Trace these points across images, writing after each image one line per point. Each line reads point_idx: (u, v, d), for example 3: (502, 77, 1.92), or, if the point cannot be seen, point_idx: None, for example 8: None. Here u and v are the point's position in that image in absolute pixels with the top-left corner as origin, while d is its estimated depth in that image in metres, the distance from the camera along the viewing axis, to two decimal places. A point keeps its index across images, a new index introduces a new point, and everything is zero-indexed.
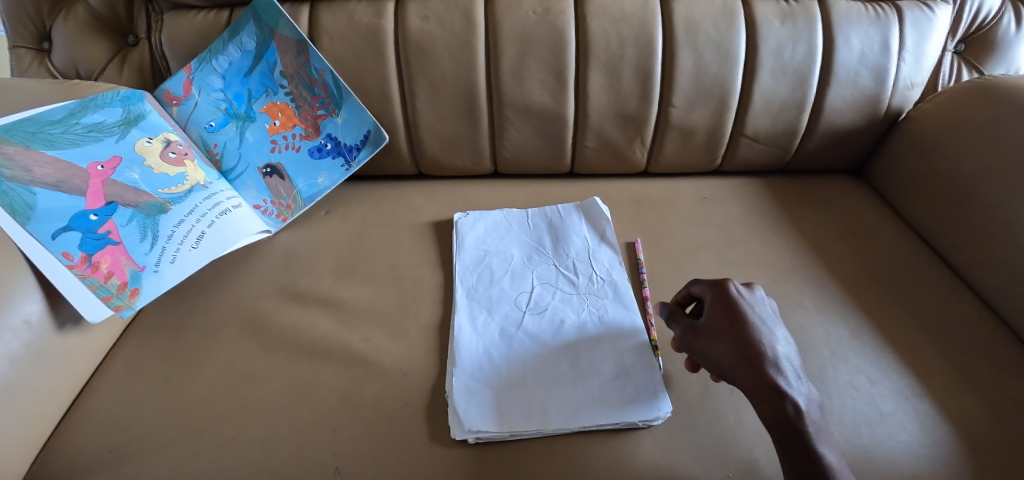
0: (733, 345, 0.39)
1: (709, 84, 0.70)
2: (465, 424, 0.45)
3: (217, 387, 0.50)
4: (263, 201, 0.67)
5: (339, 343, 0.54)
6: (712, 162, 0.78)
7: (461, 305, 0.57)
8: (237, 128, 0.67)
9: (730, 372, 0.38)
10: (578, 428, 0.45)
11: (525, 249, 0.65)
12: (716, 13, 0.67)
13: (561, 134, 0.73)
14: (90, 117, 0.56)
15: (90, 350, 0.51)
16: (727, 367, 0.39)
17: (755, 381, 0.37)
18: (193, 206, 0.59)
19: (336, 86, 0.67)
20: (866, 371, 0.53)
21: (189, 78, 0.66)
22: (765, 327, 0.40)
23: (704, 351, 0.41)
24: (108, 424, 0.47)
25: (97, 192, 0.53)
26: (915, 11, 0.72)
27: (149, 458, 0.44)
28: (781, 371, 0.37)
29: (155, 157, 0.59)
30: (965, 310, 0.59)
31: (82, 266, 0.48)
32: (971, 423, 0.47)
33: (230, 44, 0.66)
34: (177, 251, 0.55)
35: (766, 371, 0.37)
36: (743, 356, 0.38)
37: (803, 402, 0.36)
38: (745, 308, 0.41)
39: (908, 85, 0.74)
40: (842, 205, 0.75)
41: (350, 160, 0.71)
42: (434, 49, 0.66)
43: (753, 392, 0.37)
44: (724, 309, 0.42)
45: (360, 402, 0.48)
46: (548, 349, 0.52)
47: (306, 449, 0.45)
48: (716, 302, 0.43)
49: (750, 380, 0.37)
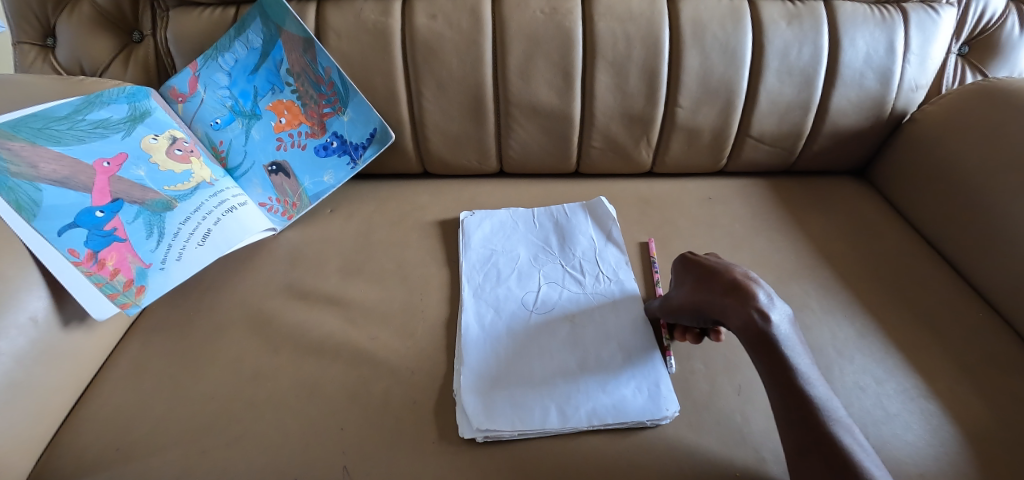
0: (698, 286, 0.46)
1: (715, 85, 0.70)
2: (473, 423, 0.45)
3: (223, 385, 0.50)
4: (269, 199, 0.67)
5: (346, 341, 0.54)
6: (718, 162, 0.78)
7: (467, 304, 0.57)
8: (243, 125, 0.67)
9: (701, 307, 0.44)
10: (587, 426, 0.45)
11: (531, 248, 0.65)
12: (723, 14, 0.67)
13: (567, 134, 0.73)
14: (97, 113, 0.56)
15: (95, 348, 0.51)
16: (696, 307, 0.45)
17: (717, 302, 0.43)
18: (199, 203, 0.58)
19: (342, 84, 0.67)
20: (872, 371, 0.53)
21: (195, 74, 0.65)
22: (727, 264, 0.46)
23: (680, 303, 0.48)
24: (113, 423, 0.47)
25: (103, 189, 0.52)
26: (920, 13, 0.72)
27: (156, 456, 0.44)
28: (741, 284, 0.42)
29: (161, 154, 0.59)
30: (969, 311, 0.59)
31: (88, 264, 0.48)
32: (978, 423, 0.48)
33: (236, 41, 0.65)
34: (183, 248, 0.55)
35: (723, 292, 0.43)
36: (704, 291, 0.45)
37: (768, 311, 0.40)
38: (702, 259, 0.49)
39: (913, 87, 0.74)
40: (847, 207, 0.76)
41: (356, 159, 0.71)
42: (441, 47, 0.65)
43: (721, 314, 0.42)
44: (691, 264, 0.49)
45: (367, 400, 0.48)
46: (556, 349, 0.52)
47: (313, 448, 0.44)
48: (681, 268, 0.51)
49: (715, 303, 0.43)
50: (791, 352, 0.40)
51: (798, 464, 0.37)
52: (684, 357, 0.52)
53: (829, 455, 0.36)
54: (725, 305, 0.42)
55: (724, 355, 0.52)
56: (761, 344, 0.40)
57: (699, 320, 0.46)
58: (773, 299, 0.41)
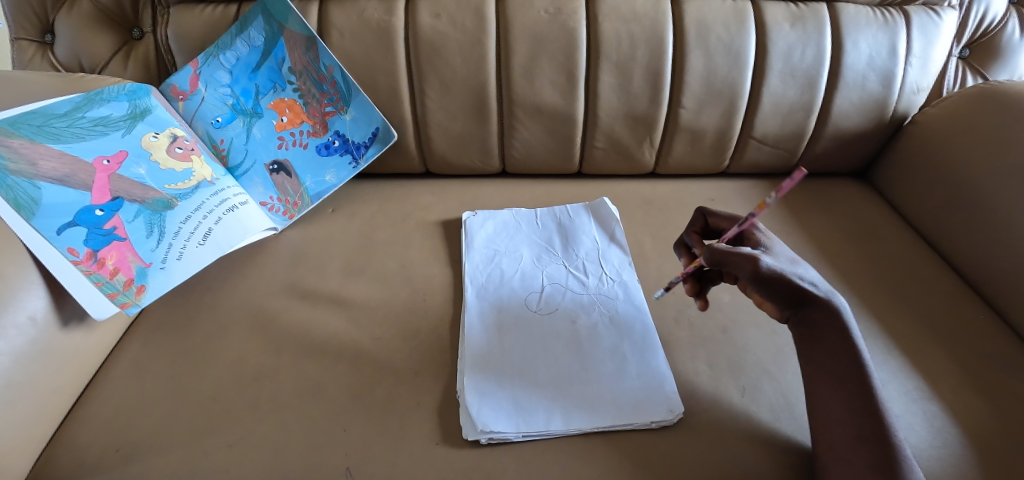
0: (803, 268, 0.43)
1: (718, 86, 0.70)
2: (477, 425, 0.45)
3: (224, 385, 0.49)
4: (270, 198, 0.67)
5: (348, 342, 0.53)
6: (720, 164, 0.78)
7: (471, 305, 0.57)
8: (244, 124, 0.67)
9: (807, 291, 0.41)
10: (606, 426, 0.45)
11: (534, 248, 0.64)
12: (727, 15, 0.67)
13: (570, 134, 0.72)
14: (97, 111, 0.56)
15: (95, 348, 0.51)
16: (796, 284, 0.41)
17: (826, 297, 0.42)
18: (200, 202, 0.58)
19: (344, 83, 0.67)
20: (876, 373, 0.53)
21: (195, 72, 0.65)
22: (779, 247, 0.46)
23: (787, 271, 0.40)
24: (113, 423, 0.46)
25: (103, 187, 0.52)
26: (923, 15, 0.72)
27: (156, 457, 0.43)
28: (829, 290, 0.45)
29: (162, 152, 0.58)
30: (971, 313, 0.59)
31: (88, 262, 0.48)
32: (982, 426, 0.48)
33: (237, 38, 0.65)
34: (184, 247, 0.54)
35: (828, 289, 0.43)
36: (811, 277, 0.42)
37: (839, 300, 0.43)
38: (773, 241, 0.47)
39: (915, 90, 0.74)
40: (848, 208, 0.76)
41: (358, 158, 0.71)
42: (445, 47, 0.65)
43: (825, 307, 0.42)
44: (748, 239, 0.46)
45: (370, 401, 0.48)
46: (563, 348, 0.52)
47: (316, 449, 0.44)
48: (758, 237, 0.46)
49: (824, 296, 0.42)
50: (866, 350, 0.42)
51: (852, 449, 0.38)
52: (687, 358, 0.52)
53: (888, 443, 0.37)
54: (833, 303, 0.42)
55: (727, 357, 0.52)
56: (848, 338, 0.42)
57: (789, 297, 0.42)
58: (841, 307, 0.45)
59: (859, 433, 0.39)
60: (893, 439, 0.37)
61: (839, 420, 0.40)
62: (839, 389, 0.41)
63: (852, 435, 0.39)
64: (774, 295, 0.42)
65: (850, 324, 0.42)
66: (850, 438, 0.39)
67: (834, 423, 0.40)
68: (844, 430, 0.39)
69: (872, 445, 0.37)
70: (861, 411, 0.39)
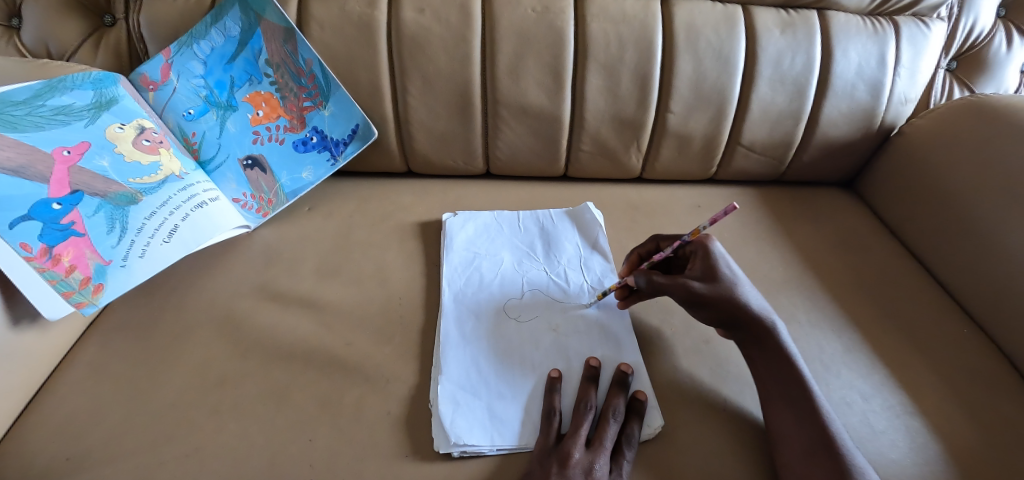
0: (736, 292, 0.46)
1: (707, 92, 0.69)
2: (450, 437, 0.43)
3: (186, 391, 0.47)
4: (243, 194, 0.64)
5: (319, 346, 0.51)
6: (707, 170, 0.78)
7: (448, 310, 0.55)
8: (217, 117, 0.64)
9: (735, 315, 0.46)
10: None
11: (515, 253, 0.63)
12: (717, 20, 0.66)
13: (556, 136, 0.71)
14: (58, 99, 0.52)
15: (48, 349, 0.48)
16: (730, 310, 0.46)
17: (757, 319, 0.47)
18: (166, 197, 0.55)
19: (324, 78, 0.64)
20: (859, 386, 0.52)
21: (167, 62, 0.62)
22: (726, 262, 0.49)
23: (711, 298, 0.45)
24: (63, 430, 0.43)
25: (62, 180, 0.49)
26: (912, 26, 0.72)
27: (107, 468, 0.41)
28: (768, 308, 0.48)
29: (127, 144, 0.55)
30: (954, 327, 0.59)
31: (42, 259, 0.45)
32: (963, 442, 0.47)
33: (212, 28, 0.62)
34: (146, 244, 0.52)
35: (761, 311, 0.47)
36: (744, 301, 0.46)
37: (771, 316, 0.48)
38: (724, 261, 0.49)
39: (903, 100, 0.74)
40: (834, 218, 0.75)
41: (337, 155, 0.69)
42: (429, 43, 0.63)
43: (753, 327, 0.47)
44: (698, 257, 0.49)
45: (340, 410, 0.46)
46: (542, 357, 0.50)
47: (279, 460, 0.42)
48: (705, 260, 0.48)
49: (754, 318, 0.46)
50: (802, 369, 0.46)
51: (802, 460, 0.41)
52: (670, 369, 0.51)
53: (831, 455, 0.40)
54: (763, 323, 0.47)
55: (709, 368, 0.51)
56: (775, 355, 0.47)
57: (714, 318, 0.47)
58: (781, 320, 0.49)
59: (805, 445, 0.41)
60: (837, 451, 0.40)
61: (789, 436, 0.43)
62: (784, 408, 0.44)
63: (800, 448, 0.41)
64: (701, 314, 0.47)
65: (779, 342, 0.47)
66: (799, 450, 0.41)
67: (782, 438, 0.43)
68: (794, 444, 0.42)
69: (821, 458, 0.40)
70: (806, 426, 0.42)
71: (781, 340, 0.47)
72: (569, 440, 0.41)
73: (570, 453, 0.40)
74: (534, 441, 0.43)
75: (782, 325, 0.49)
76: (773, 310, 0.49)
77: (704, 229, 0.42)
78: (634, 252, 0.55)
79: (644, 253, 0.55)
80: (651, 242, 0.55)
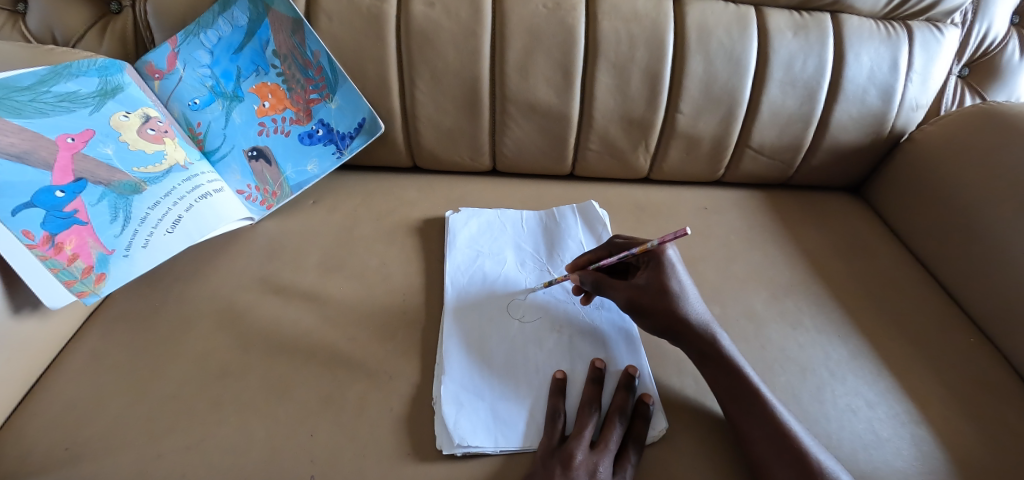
0: (678, 304, 0.46)
1: (717, 93, 0.68)
2: (453, 438, 0.42)
3: (188, 382, 0.46)
4: (247, 186, 0.64)
5: (322, 341, 0.51)
6: (716, 172, 0.77)
7: (451, 308, 0.54)
8: (223, 107, 0.64)
9: (672, 328, 0.46)
10: None
11: (520, 253, 0.62)
12: (729, 21, 0.66)
13: (564, 135, 0.70)
14: (63, 86, 0.51)
15: (49, 337, 0.47)
16: (667, 321, 0.46)
17: (695, 331, 0.47)
18: (170, 187, 0.55)
19: (331, 69, 0.64)
20: (865, 393, 0.51)
21: (174, 50, 0.61)
22: (676, 274, 0.48)
23: (651, 308, 0.46)
24: (62, 419, 0.43)
25: (66, 167, 0.48)
26: (925, 31, 0.71)
27: (106, 458, 0.41)
28: (711, 321, 0.48)
29: (132, 133, 0.55)
30: (961, 336, 0.59)
31: (44, 247, 0.44)
32: (969, 452, 0.47)
33: (220, 17, 0.61)
34: (150, 234, 0.51)
35: (702, 324, 0.47)
36: (682, 314, 0.46)
37: (713, 327, 0.48)
38: (674, 272, 0.48)
39: (914, 106, 0.73)
40: (841, 223, 0.75)
41: (342, 148, 0.68)
42: (438, 37, 0.63)
43: (692, 339, 0.47)
44: (649, 264, 0.48)
45: (342, 405, 0.45)
46: (545, 358, 0.50)
47: (280, 455, 0.42)
48: (654, 270, 0.47)
49: (692, 330, 0.47)
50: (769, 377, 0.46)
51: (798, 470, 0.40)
52: (673, 372, 0.50)
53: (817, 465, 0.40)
54: (702, 336, 0.47)
55: None
56: (722, 364, 0.46)
57: (653, 327, 0.47)
58: (726, 332, 0.49)
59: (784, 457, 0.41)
60: (812, 460, 0.40)
61: (752, 444, 0.42)
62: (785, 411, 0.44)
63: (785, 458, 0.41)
64: (642, 321, 0.48)
65: (723, 354, 0.47)
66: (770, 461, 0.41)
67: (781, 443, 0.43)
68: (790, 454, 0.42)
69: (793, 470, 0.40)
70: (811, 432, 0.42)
71: (723, 352, 0.47)
72: (573, 441, 0.41)
73: (572, 455, 0.40)
74: (539, 442, 0.43)
75: (727, 336, 0.49)
76: (715, 321, 0.49)
77: (649, 247, 0.41)
78: (587, 255, 0.54)
79: (595, 257, 0.53)
80: (605, 249, 0.53)
